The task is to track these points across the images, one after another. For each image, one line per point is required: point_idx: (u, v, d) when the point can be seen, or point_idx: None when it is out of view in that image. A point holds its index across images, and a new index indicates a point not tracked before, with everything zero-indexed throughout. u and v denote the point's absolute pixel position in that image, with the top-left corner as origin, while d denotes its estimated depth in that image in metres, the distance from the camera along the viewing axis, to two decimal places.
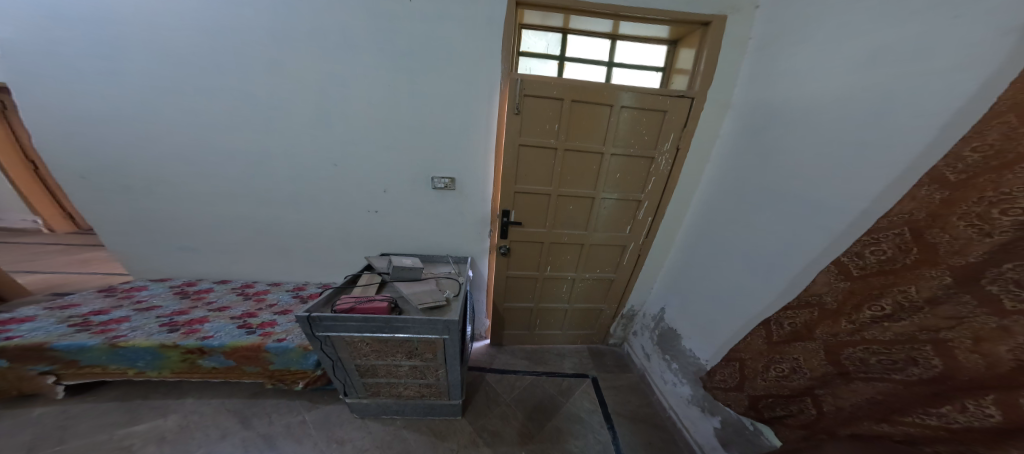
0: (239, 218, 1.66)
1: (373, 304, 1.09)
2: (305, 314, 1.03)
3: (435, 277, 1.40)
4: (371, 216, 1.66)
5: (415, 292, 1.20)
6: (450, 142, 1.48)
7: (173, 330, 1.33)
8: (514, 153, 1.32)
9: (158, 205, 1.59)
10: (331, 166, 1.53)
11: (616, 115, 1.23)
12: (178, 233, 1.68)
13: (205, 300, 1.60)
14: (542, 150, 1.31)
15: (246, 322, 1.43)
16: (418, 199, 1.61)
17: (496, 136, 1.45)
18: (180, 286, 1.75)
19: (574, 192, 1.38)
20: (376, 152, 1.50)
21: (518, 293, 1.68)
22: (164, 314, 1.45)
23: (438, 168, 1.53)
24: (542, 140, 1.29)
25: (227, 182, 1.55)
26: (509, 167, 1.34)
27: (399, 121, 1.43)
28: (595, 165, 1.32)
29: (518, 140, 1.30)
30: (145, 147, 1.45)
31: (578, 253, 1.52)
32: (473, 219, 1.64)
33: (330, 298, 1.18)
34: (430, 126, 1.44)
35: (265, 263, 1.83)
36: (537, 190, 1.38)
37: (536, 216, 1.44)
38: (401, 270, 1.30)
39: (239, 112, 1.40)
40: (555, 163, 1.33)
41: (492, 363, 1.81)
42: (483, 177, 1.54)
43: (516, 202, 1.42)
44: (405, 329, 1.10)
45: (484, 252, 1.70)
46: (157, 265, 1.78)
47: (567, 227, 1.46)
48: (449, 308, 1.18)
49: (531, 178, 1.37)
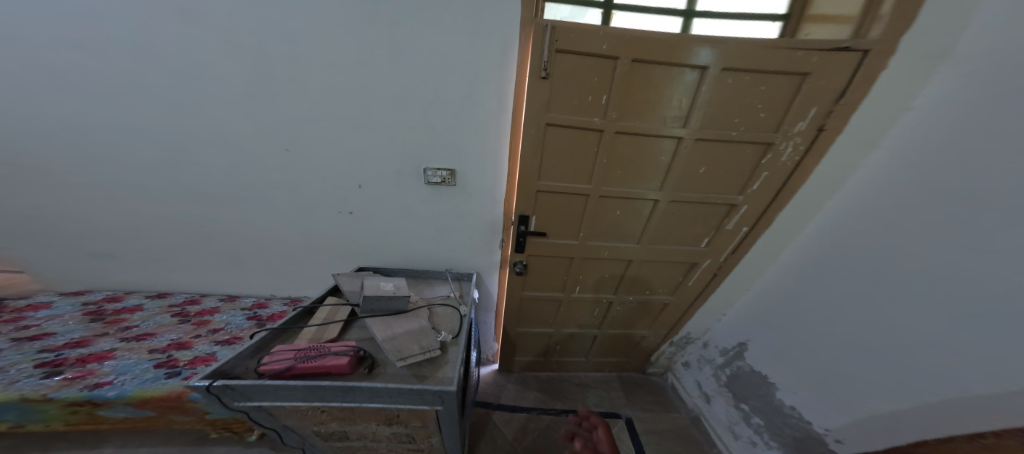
0: (172, 218, 1.33)
1: (326, 363, 0.74)
2: (215, 384, 0.65)
3: (423, 307, 1.06)
4: (348, 217, 1.33)
5: (394, 339, 0.87)
6: (448, 120, 1.11)
7: (51, 374, 0.93)
8: (538, 136, 0.96)
9: (63, 200, 1.27)
10: (293, 154, 1.19)
11: (690, 84, 0.88)
12: (94, 237, 1.37)
13: (120, 325, 1.27)
14: (579, 134, 0.95)
15: (170, 358, 1.06)
16: (407, 196, 1.25)
17: (513, 111, 1.07)
18: (99, 303, 1.42)
19: (616, 193, 1.03)
20: (350, 132, 1.14)
21: (538, 317, 1.38)
22: (52, 347, 1.08)
23: (433, 156, 1.17)
24: (573, 120, 0.93)
25: (145, 173, 1.22)
26: (526, 155, 0.98)
27: (380, 90, 1.07)
28: (665, 157, 0.98)
29: (544, 119, 0.93)
30: (39, 125, 1.12)
31: (618, 272, 1.21)
32: (479, 224, 1.28)
33: (264, 345, 0.82)
34: (421, 99, 1.07)
35: (215, 273, 1.50)
36: (568, 191, 1.03)
37: (566, 225, 1.11)
38: (375, 300, 0.96)
39: (147, 80, 1.06)
40: (595, 152, 0.97)
41: (500, 397, 1.49)
42: (495, 169, 1.18)
43: (537, 206, 1.07)
44: (374, 400, 0.76)
45: (493, 266, 1.35)
46: (81, 277, 1.48)
47: (604, 238, 1.13)
48: (438, 365, 0.86)
49: (562, 174, 1.01)
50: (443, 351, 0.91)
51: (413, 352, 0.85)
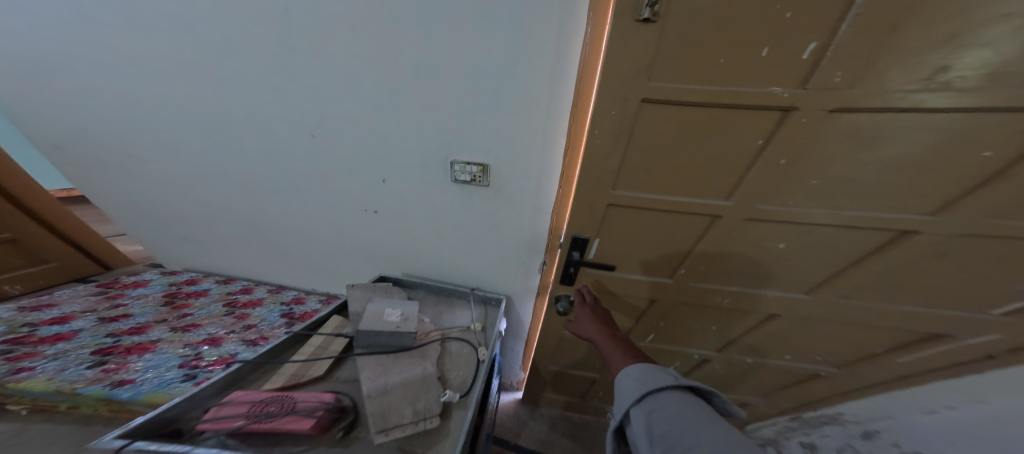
0: (229, 210, 1.36)
1: (282, 426, 0.57)
2: (125, 449, 0.46)
3: (434, 344, 0.88)
4: (373, 217, 1.16)
5: (383, 397, 0.69)
6: (484, 98, 0.83)
7: (95, 364, 0.95)
8: (623, 120, 0.65)
9: (149, 186, 1.37)
10: (316, 145, 1.05)
11: (1007, 8, 0.44)
12: (177, 221, 1.49)
13: (180, 312, 1.34)
14: (728, 116, 0.61)
15: (195, 357, 1.01)
16: (434, 197, 1.03)
17: (575, 79, 0.74)
18: (179, 285, 1.56)
19: (727, 210, 0.72)
20: (374, 117, 0.93)
21: (585, 361, 1.09)
22: (118, 332, 1.15)
23: (462, 147, 0.92)
24: (708, 96, 0.60)
25: (198, 161, 1.22)
26: (591, 147, 0.69)
27: (407, 59, 0.81)
28: (977, 153, 0.56)
29: (670, 96, 0.61)
30: (110, 116, 1.16)
31: (746, 328, 0.93)
32: (515, 238, 1.04)
33: (237, 379, 0.68)
34: (455, 73, 0.80)
35: (268, 264, 1.54)
36: (658, 206, 0.75)
37: (665, 256, 0.84)
38: (373, 334, 0.80)
39: (170, 56, 0.95)
40: (745, 150, 0.64)
41: (520, 437, 1.23)
42: (541, 168, 0.90)
43: (605, 226, 0.81)
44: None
45: (529, 292, 1.12)
46: (176, 256, 1.67)
47: (713, 278, 0.85)
48: (433, 438, 0.67)
49: (658, 183, 0.72)
50: (444, 415, 0.72)
51: (400, 424, 0.66)
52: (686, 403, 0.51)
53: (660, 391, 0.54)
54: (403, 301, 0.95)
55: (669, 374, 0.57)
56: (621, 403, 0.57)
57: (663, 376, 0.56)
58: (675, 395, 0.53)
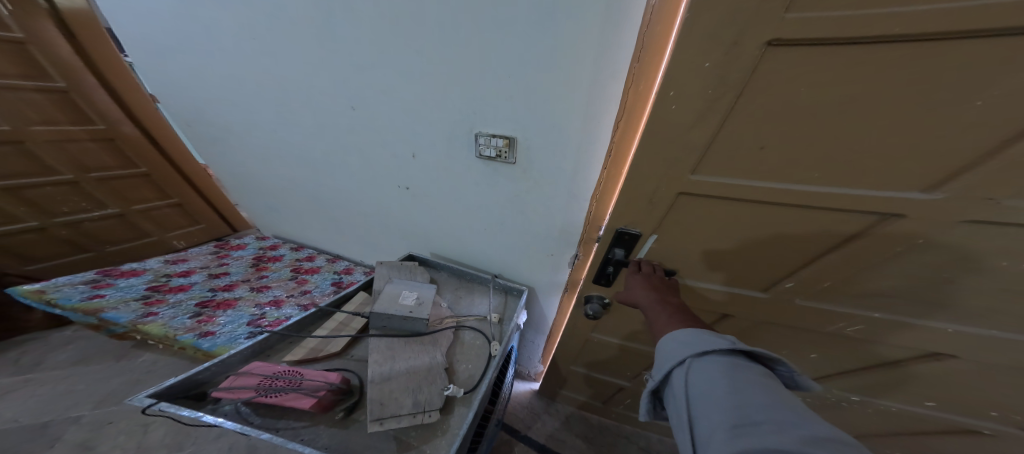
0: (294, 185, 1.47)
1: (285, 402, 0.59)
2: (146, 409, 0.53)
3: (446, 331, 0.83)
4: (404, 192, 1.14)
5: (384, 385, 0.66)
6: (524, 52, 0.66)
7: (193, 315, 1.16)
8: (727, 72, 0.43)
9: (233, 161, 1.51)
10: (348, 118, 1.02)
11: None
12: (259, 194, 1.67)
13: (261, 273, 1.58)
14: (939, 56, 0.37)
15: (261, 316, 1.18)
16: (460, 175, 0.94)
17: (645, 15, 0.54)
18: (264, 249, 1.85)
19: (858, 203, 0.50)
20: (404, 88, 0.85)
21: (610, 364, 0.99)
22: (214, 288, 1.41)
23: (489, 116, 0.78)
24: (897, 22, 0.36)
25: (263, 136, 1.29)
26: (662, 114, 0.49)
27: (437, 12, 0.68)
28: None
29: (835, 31, 0.38)
30: (188, 83, 1.24)
31: (869, 363, 0.74)
32: (546, 225, 0.90)
33: (264, 348, 0.74)
34: (485, 25, 0.66)
35: (327, 236, 1.70)
36: (748, 196, 0.54)
37: (765, 262, 0.64)
38: (385, 317, 0.78)
39: (237, 20, 0.94)
40: (954, 112, 0.39)
41: (531, 428, 1.19)
42: (581, 142, 0.73)
43: (666, 222, 0.63)
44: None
45: (557, 286, 1.00)
46: (262, 223, 1.94)
47: (836, 300, 0.65)
48: (429, 434, 0.63)
49: (768, 169, 0.50)
50: (444, 411, 0.67)
51: (399, 413, 0.63)
52: (740, 372, 0.42)
53: (710, 356, 0.45)
54: (423, 284, 0.93)
55: (724, 338, 0.47)
56: (660, 364, 0.49)
57: (717, 340, 0.46)
58: (732, 359, 0.44)
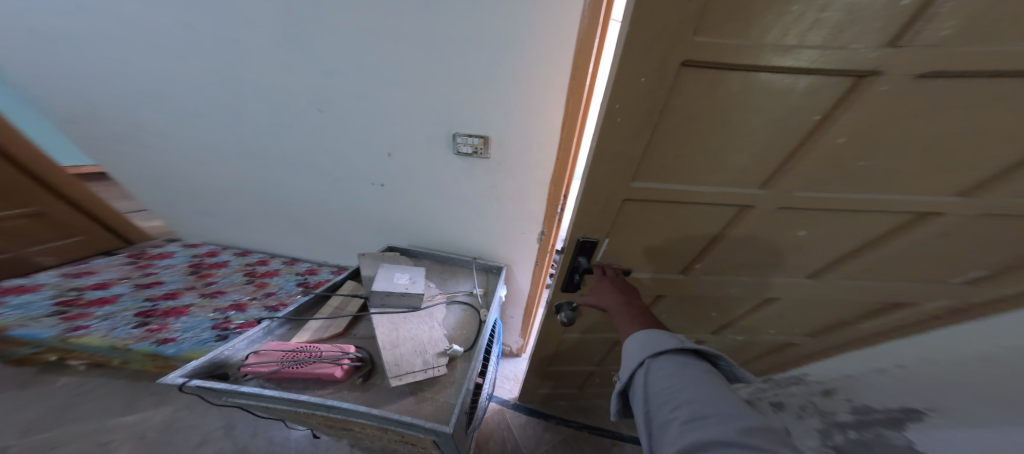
0: (242, 186, 1.39)
1: (313, 370, 0.68)
2: (186, 385, 0.59)
3: (440, 305, 0.96)
4: (379, 189, 1.21)
5: (396, 349, 0.77)
6: (487, 68, 0.83)
7: (140, 324, 1.08)
8: (654, 88, 0.54)
9: (160, 161, 1.37)
10: (317, 118, 1.06)
11: None
12: (193, 197, 1.52)
13: (206, 279, 1.45)
14: (775, 90, 0.53)
15: (225, 319, 1.12)
16: (440, 170, 1.07)
17: (574, 47, 0.76)
18: (201, 256, 1.66)
19: (732, 197, 0.69)
20: (380, 91, 0.94)
21: (575, 353, 1.15)
22: (153, 296, 1.27)
23: (465, 119, 0.94)
24: (754, 61, 0.50)
25: (204, 136, 1.22)
26: (610, 123, 0.59)
27: (407, 29, 0.81)
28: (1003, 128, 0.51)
29: (722, 60, 0.51)
30: (96, 76, 1.11)
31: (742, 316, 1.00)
32: (518, 208, 1.08)
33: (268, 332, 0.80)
34: (457, 46, 0.81)
35: (284, 237, 1.62)
36: (669, 196, 0.70)
37: (680, 247, 0.82)
38: (385, 296, 0.88)
39: (178, 19, 0.91)
40: (784, 130, 0.58)
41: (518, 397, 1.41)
42: (538, 138, 0.93)
43: (617, 223, 0.77)
44: (353, 409, 0.64)
45: (528, 262, 1.19)
46: (188, 230, 1.72)
47: (725, 272, 0.87)
48: (441, 385, 0.75)
49: (678, 170, 0.66)
50: (450, 366, 0.80)
51: (411, 372, 0.73)
52: (688, 367, 0.54)
53: (665, 356, 0.57)
54: (412, 268, 1.03)
55: (674, 339, 0.59)
56: (628, 367, 0.60)
57: (669, 341, 0.59)
58: (677, 358, 0.56)
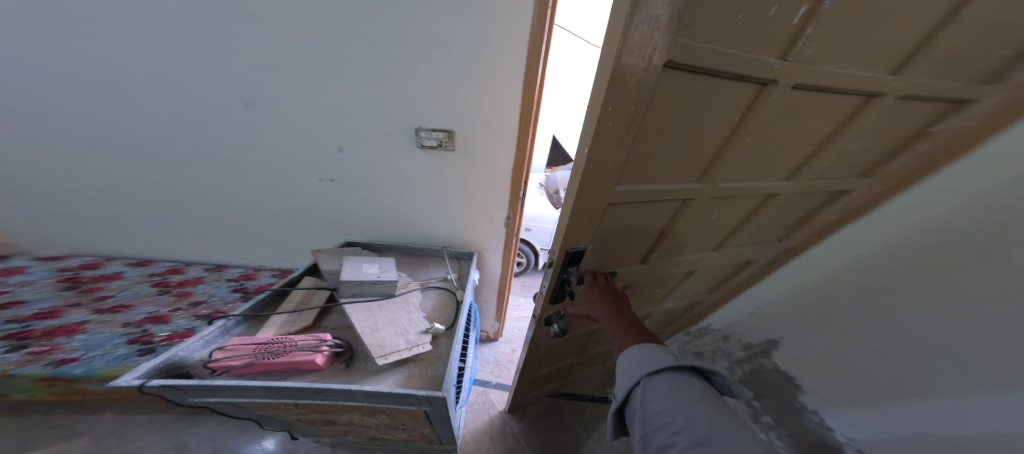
0: (148, 185, 1.19)
1: (288, 358, 0.68)
2: (148, 384, 0.60)
3: (415, 291, 1.00)
4: (330, 185, 1.17)
5: (377, 333, 0.79)
6: (443, 66, 0.88)
7: (14, 349, 0.89)
8: (642, 91, 0.41)
9: (29, 156, 1.12)
10: (253, 114, 0.99)
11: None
12: (73, 200, 1.25)
13: (95, 294, 1.17)
14: (732, 90, 0.46)
15: (145, 333, 0.97)
16: (402, 162, 1.08)
17: (525, 47, 0.83)
18: (75, 270, 1.32)
19: (685, 192, 0.61)
20: (328, 83, 0.92)
21: (557, 353, 1.02)
22: (21, 317, 1.02)
23: (426, 114, 0.97)
24: (727, 58, 0.41)
25: (96, 126, 1.04)
26: (601, 133, 0.44)
27: (358, 23, 0.82)
28: (828, 126, 0.56)
29: (698, 57, 0.40)
30: None
31: (665, 289, 0.96)
32: (483, 197, 1.13)
33: (226, 331, 0.78)
34: (411, 43, 0.84)
35: (206, 242, 1.40)
36: (649, 198, 0.59)
37: (641, 244, 0.72)
38: (358, 284, 0.89)
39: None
40: (743, 131, 0.52)
41: (497, 376, 1.47)
42: (498, 130, 0.98)
43: (600, 235, 0.62)
44: (338, 391, 0.66)
45: (496, 247, 1.27)
46: (62, 242, 1.39)
47: (671, 257, 0.82)
48: (426, 361, 0.79)
49: (653, 173, 0.55)
50: (433, 343, 0.84)
51: (394, 350, 0.75)
52: (691, 387, 0.42)
53: (663, 374, 0.45)
54: (380, 258, 1.04)
55: (672, 354, 0.47)
56: (621, 383, 0.48)
57: (665, 356, 0.47)
58: (674, 380, 0.44)
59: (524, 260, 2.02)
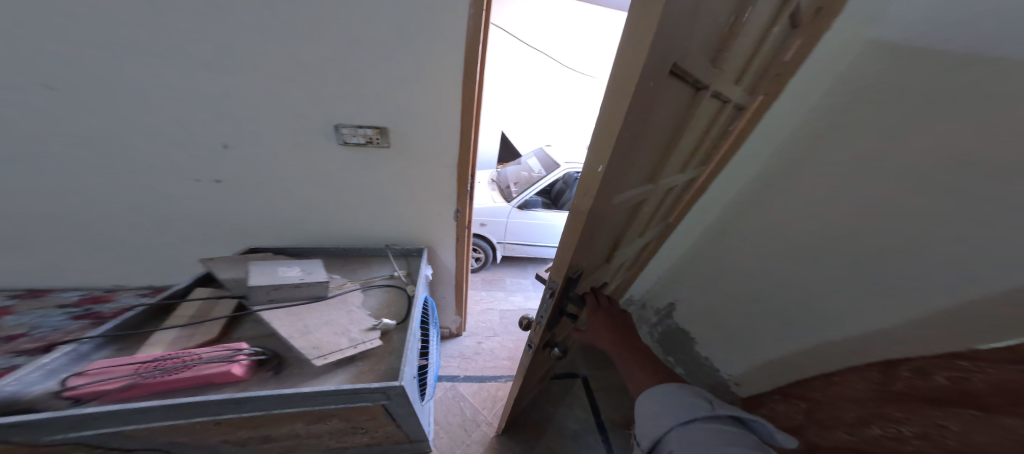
0: None
1: (184, 374, 0.63)
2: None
3: (354, 291, 0.96)
4: (212, 187, 0.96)
5: (309, 335, 0.75)
6: (365, 61, 0.80)
7: None
8: (653, 95, 0.41)
9: None
10: (127, 122, 0.81)
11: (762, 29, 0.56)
12: None
13: None
14: (687, 95, 0.52)
15: None
16: (329, 165, 0.98)
17: (461, 45, 0.82)
18: None
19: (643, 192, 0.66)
20: (232, 84, 0.80)
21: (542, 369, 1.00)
22: None
23: (349, 110, 0.88)
24: (695, 68, 0.47)
25: None
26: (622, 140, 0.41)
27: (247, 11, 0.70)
28: (706, 126, 0.69)
29: (679, 64, 0.43)
30: None
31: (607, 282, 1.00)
32: (427, 194, 1.10)
33: (82, 355, 0.68)
34: (324, 36, 0.76)
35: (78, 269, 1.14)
36: (625, 203, 0.60)
37: (606, 248, 0.75)
38: (275, 290, 0.82)
39: None
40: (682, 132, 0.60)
41: (465, 369, 1.50)
42: (441, 130, 0.97)
43: (591, 247, 0.61)
44: (262, 398, 0.62)
45: (446, 243, 1.25)
46: None
47: (622, 252, 0.88)
48: (378, 357, 0.79)
49: (634, 177, 0.57)
50: (385, 339, 0.84)
51: (333, 348, 0.73)
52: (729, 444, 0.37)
53: (695, 424, 0.40)
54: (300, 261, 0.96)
55: (704, 402, 0.42)
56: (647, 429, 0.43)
57: (696, 404, 0.42)
58: (710, 431, 0.39)
59: (482, 255, 2.03)
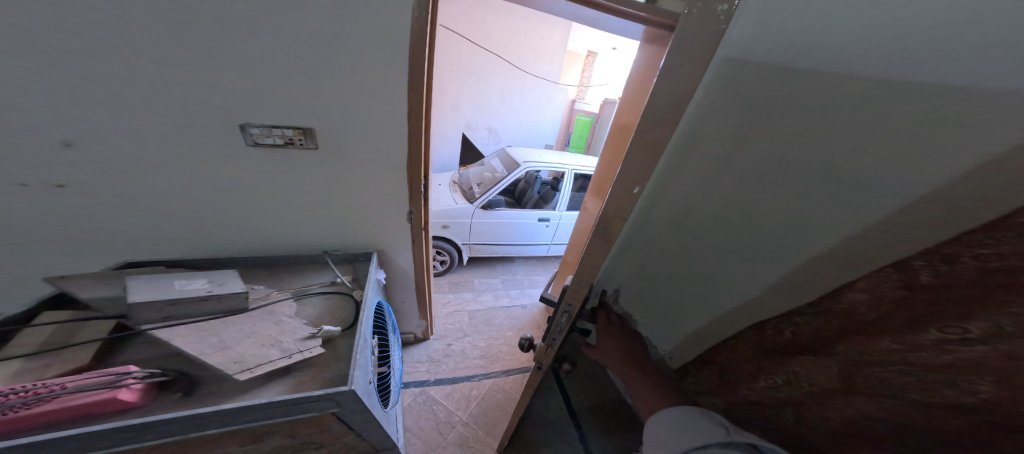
0: None
1: (41, 406, 0.54)
2: None
3: (286, 300, 0.92)
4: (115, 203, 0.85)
5: (228, 350, 0.70)
6: (282, 64, 0.76)
7: None
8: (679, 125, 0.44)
9: None
10: None
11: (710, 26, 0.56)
12: None
13: None
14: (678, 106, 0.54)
15: None
16: (259, 174, 0.92)
17: (395, 46, 0.80)
18: None
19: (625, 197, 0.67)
20: (116, 90, 0.70)
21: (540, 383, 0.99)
22: None
23: (270, 116, 0.83)
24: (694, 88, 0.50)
25: None
26: None
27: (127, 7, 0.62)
28: None
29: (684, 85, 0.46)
30: None
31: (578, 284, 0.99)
32: (374, 198, 1.07)
33: None
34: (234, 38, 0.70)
35: None
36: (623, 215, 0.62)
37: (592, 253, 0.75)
38: (167, 304, 0.73)
39: None
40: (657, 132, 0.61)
41: (436, 372, 1.48)
42: (389, 135, 0.95)
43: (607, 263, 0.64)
44: (170, 421, 0.58)
45: (399, 246, 1.22)
46: None
47: None
48: (323, 365, 0.77)
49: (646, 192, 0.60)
50: (331, 347, 0.82)
51: (254, 360, 0.70)
52: None
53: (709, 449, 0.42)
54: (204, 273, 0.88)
55: (718, 427, 0.44)
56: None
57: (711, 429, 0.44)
58: None
59: (446, 256, 2.01)
